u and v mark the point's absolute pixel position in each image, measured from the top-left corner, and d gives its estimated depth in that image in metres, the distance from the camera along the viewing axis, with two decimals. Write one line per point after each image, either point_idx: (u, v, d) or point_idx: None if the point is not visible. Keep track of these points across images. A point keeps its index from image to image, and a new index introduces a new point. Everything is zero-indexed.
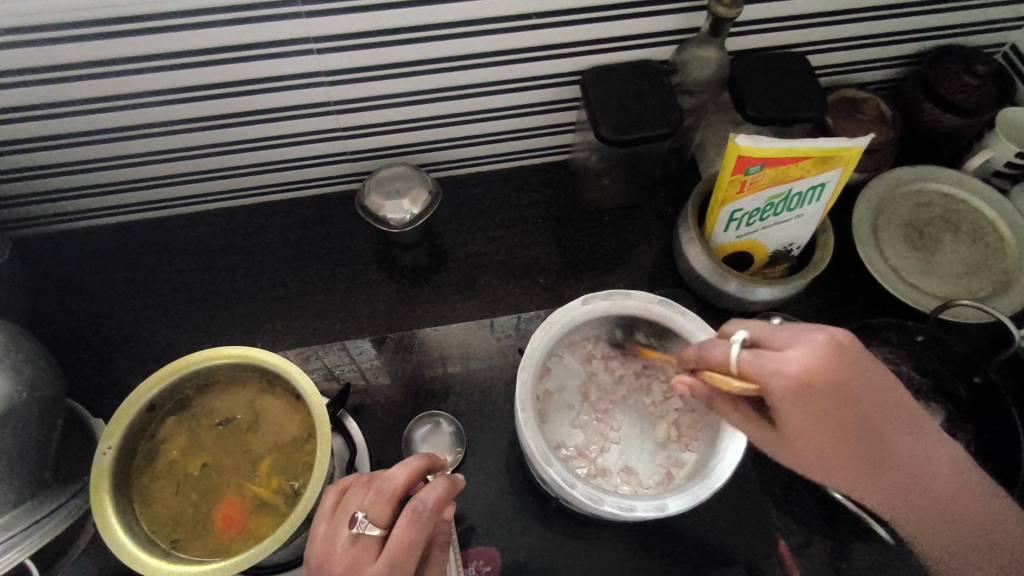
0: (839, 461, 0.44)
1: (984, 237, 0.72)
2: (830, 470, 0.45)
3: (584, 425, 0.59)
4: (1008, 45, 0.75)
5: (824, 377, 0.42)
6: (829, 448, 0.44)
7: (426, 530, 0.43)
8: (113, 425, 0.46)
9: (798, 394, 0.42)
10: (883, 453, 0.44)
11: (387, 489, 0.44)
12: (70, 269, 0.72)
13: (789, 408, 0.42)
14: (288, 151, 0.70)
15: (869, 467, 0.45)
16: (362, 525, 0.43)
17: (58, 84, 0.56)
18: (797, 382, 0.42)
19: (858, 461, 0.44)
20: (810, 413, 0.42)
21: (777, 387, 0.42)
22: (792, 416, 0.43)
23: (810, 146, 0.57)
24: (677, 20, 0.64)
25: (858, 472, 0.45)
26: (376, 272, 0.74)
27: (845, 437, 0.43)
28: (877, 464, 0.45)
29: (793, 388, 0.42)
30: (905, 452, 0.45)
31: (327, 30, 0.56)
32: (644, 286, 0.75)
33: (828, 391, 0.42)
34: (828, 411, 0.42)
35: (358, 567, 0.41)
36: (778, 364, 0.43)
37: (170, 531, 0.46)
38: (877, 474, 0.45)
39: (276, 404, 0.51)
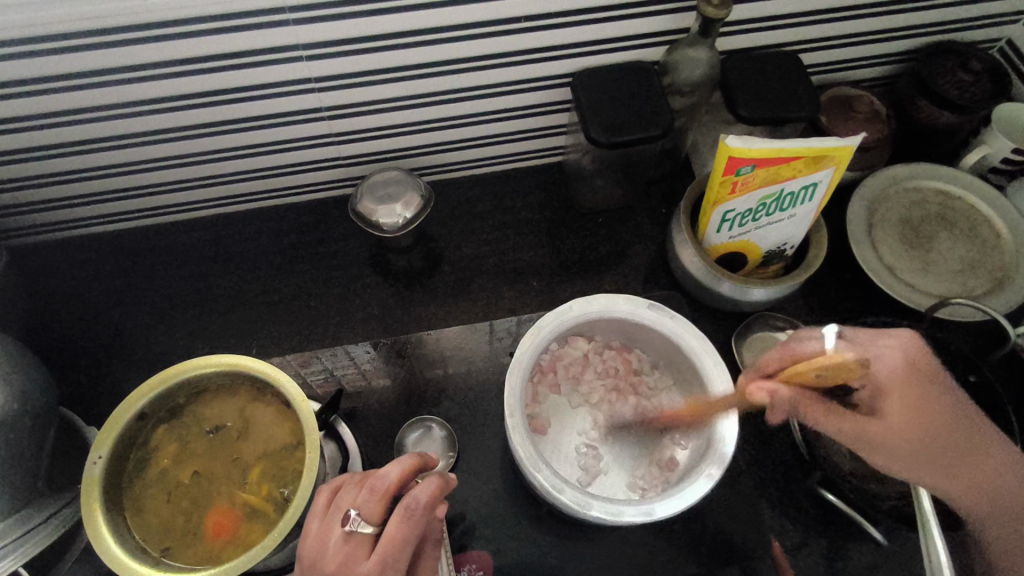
0: (935, 450, 0.50)
1: (980, 234, 0.71)
2: (926, 466, 0.50)
3: (566, 426, 0.60)
4: (1004, 40, 0.75)
5: (916, 373, 0.52)
6: (924, 441, 0.50)
7: (418, 526, 0.43)
8: (103, 435, 0.46)
9: (903, 378, 0.52)
10: (970, 463, 0.50)
11: (381, 487, 0.44)
12: (66, 278, 0.73)
13: (893, 390, 0.52)
14: (281, 157, 0.70)
15: (970, 471, 0.49)
16: (355, 522, 0.43)
17: (49, 95, 0.56)
18: (900, 369, 0.52)
19: (947, 459, 0.50)
20: (904, 401, 0.51)
21: (885, 375, 0.52)
22: (893, 400, 0.52)
23: (801, 145, 0.57)
24: (666, 21, 0.64)
25: (954, 466, 0.49)
26: (370, 276, 0.74)
27: (942, 433, 0.50)
28: (977, 473, 0.49)
29: (899, 374, 0.52)
30: (995, 468, 0.50)
31: (316, 37, 0.56)
32: (638, 287, 0.74)
33: (916, 379, 0.52)
34: (931, 407, 0.51)
35: (352, 563, 0.42)
36: (881, 352, 0.52)
37: (161, 539, 0.47)
38: (981, 482, 0.49)
39: (266, 412, 0.51)
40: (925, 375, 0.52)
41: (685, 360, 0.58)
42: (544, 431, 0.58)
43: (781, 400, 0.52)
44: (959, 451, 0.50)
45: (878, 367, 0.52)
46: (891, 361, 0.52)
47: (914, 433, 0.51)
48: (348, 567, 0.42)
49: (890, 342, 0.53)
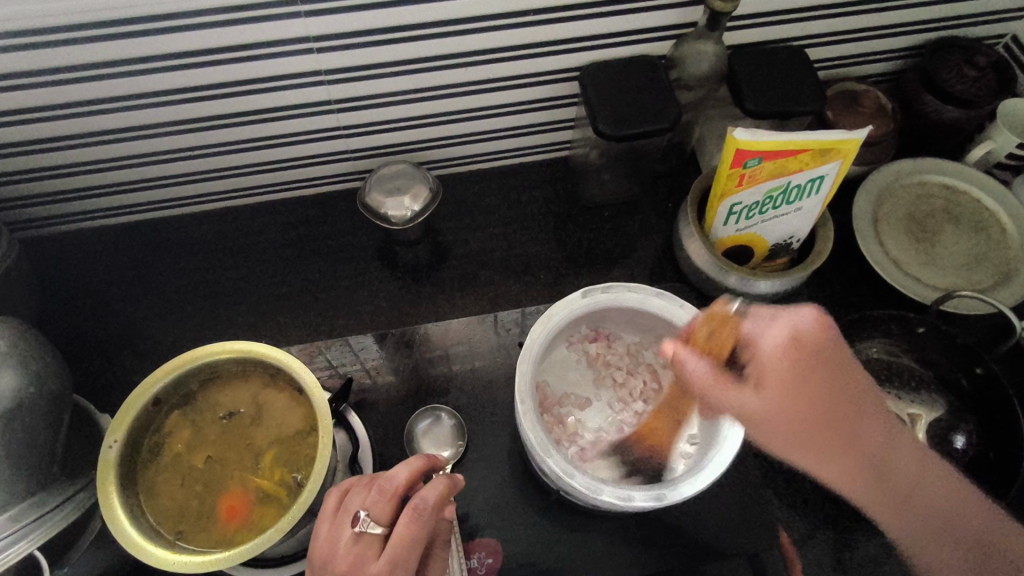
0: (802, 428, 0.50)
1: (985, 228, 0.72)
2: (787, 440, 0.51)
3: (579, 416, 0.59)
4: (1009, 36, 0.75)
5: (821, 345, 0.51)
6: (795, 416, 0.50)
7: (425, 529, 0.44)
8: (119, 419, 0.46)
9: (802, 354, 0.50)
10: (838, 435, 0.51)
11: (388, 489, 0.46)
12: (76, 270, 0.73)
13: (770, 371, 0.51)
14: (291, 150, 0.71)
15: (837, 439, 0.51)
16: (364, 524, 0.44)
17: (64, 86, 0.57)
18: (786, 344, 0.51)
19: (814, 434, 0.51)
20: (785, 378, 0.50)
21: (767, 348, 0.51)
22: (768, 374, 0.51)
23: (808, 139, 0.57)
24: (674, 15, 0.64)
25: (826, 439, 0.51)
26: (378, 269, 0.75)
27: (831, 412, 0.51)
28: (841, 449, 0.51)
29: (797, 346, 0.50)
30: (866, 434, 0.51)
31: (328, 29, 0.57)
32: (645, 280, 0.75)
33: (823, 356, 0.51)
34: (841, 376, 0.51)
35: (363, 563, 0.43)
36: (795, 319, 0.51)
37: (175, 522, 0.47)
38: (856, 459, 0.51)
39: (278, 398, 0.51)
40: (822, 353, 0.51)
41: None
42: (556, 421, 0.58)
43: (698, 367, 0.52)
44: (849, 430, 0.51)
45: (756, 343, 0.52)
46: (774, 346, 0.51)
47: (785, 406, 0.50)
48: (359, 567, 0.43)
49: (784, 323, 0.51)
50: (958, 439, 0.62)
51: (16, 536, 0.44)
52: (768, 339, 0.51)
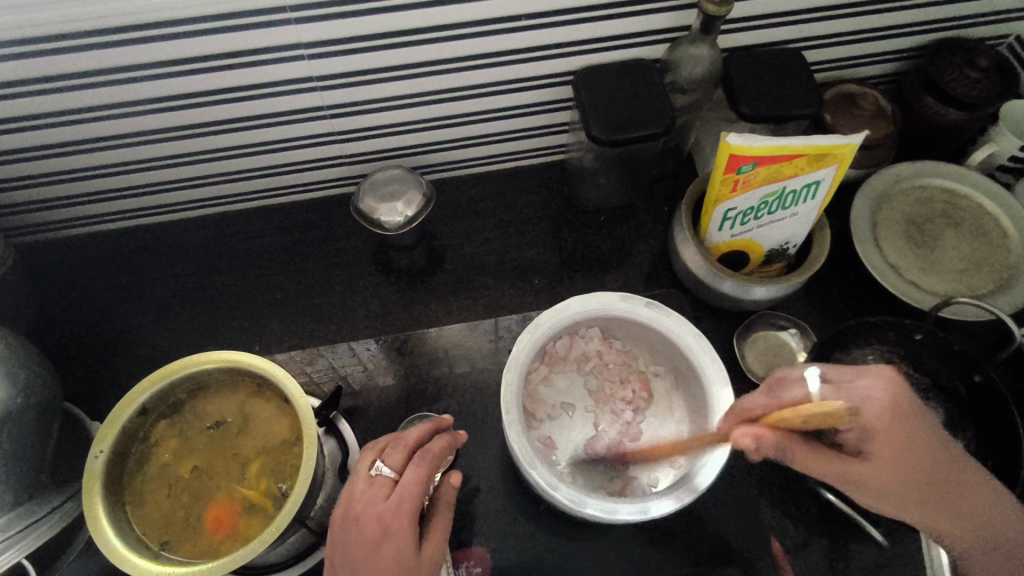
0: (899, 492, 0.47)
1: (986, 233, 0.70)
2: (890, 499, 0.48)
3: (560, 387, 0.61)
4: (1012, 36, 0.74)
5: (902, 407, 0.46)
6: (913, 483, 0.47)
7: (429, 468, 0.49)
8: (105, 429, 0.47)
9: (886, 421, 0.46)
10: (939, 495, 0.48)
11: (399, 441, 0.51)
12: (72, 275, 0.74)
13: (880, 436, 0.46)
14: (284, 155, 0.71)
15: (924, 493, 0.48)
16: (378, 468, 0.49)
17: (54, 94, 0.57)
18: (883, 409, 0.46)
19: (936, 496, 0.48)
20: (891, 444, 0.46)
21: (869, 412, 0.46)
22: (878, 446, 0.46)
23: (803, 143, 0.56)
24: (668, 19, 0.64)
25: (916, 499, 0.48)
26: (372, 274, 0.74)
27: (919, 472, 0.47)
28: (949, 505, 0.48)
29: (885, 416, 0.46)
30: (960, 489, 0.49)
31: (317, 36, 0.57)
32: (640, 285, 0.74)
33: (903, 418, 0.46)
34: (923, 445, 0.47)
35: (374, 500, 0.47)
36: (864, 392, 0.47)
37: (161, 532, 0.47)
38: (958, 513, 0.49)
39: (265, 408, 0.52)
40: (906, 410, 0.46)
41: (683, 359, 0.58)
42: (540, 382, 0.60)
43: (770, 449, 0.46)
44: (942, 490, 0.48)
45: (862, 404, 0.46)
46: (876, 407, 0.46)
47: (895, 477, 0.47)
48: (371, 503, 0.47)
49: (871, 378, 0.47)
50: (956, 447, 0.60)
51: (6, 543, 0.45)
52: (871, 399, 0.46)
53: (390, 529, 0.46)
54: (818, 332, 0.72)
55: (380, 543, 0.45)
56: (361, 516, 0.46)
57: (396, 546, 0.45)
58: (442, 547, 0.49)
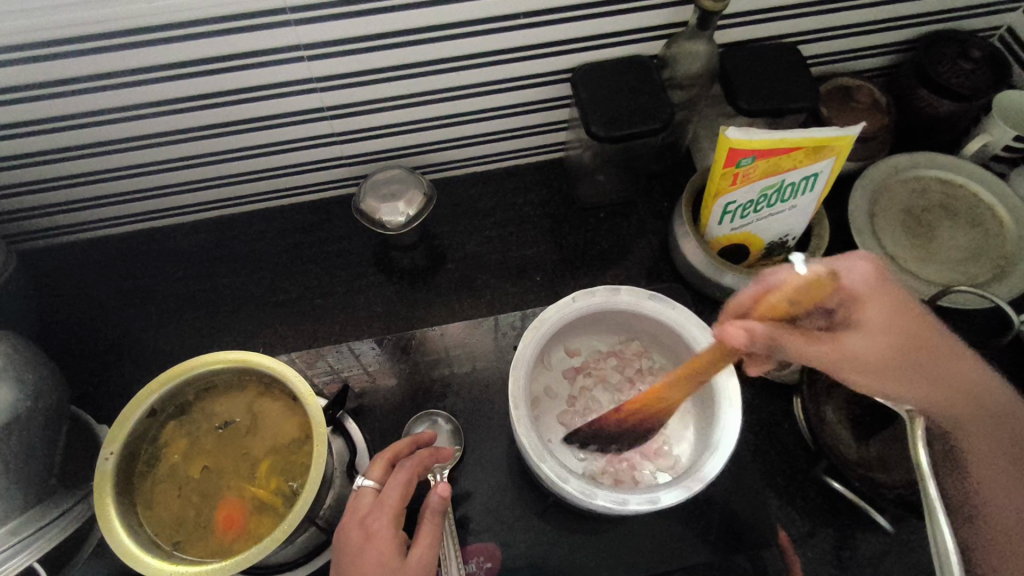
0: (902, 356, 0.44)
1: (982, 222, 0.71)
2: (900, 390, 0.45)
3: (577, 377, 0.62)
4: (1003, 28, 0.75)
5: (882, 286, 0.43)
6: (905, 330, 0.43)
7: (406, 474, 0.51)
8: (115, 431, 0.47)
9: (880, 287, 0.43)
10: (924, 344, 0.44)
11: (381, 454, 0.54)
12: (74, 281, 0.74)
13: (875, 303, 0.43)
14: (285, 157, 0.71)
15: (920, 367, 0.45)
16: (361, 482, 0.52)
17: (56, 99, 0.57)
18: (873, 278, 0.43)
19: (920, 345, 0.44)
20: (891, 316, 0.43)
21: (858, 289, 0.43)
22: (876, 313, 0.43)
23: (801, 136, 0.57)
24: (664, 15, 0.64)
25: (910, 356, 0.44)
26: (374, 274, 0.75)
27: (912, 335, 0.44)
28: (934, 363, 0.45)
29: (873, 284, 0.43)
30: (967, 372, 0.46)
31: (317, 37, 0.57)
32: (641, 280, 0.75)
33: (890, 295, 0.43)
34: (910, 330, 0.44)
35: (357, 511, 0.50)
36: (852, 278, 0.43)
37: (173, 533, 0.48)
38: (949, 379, 0.46)
39: (273, 407, 0.52)
40: (889, 297, 0.43)
41: (685, 348, 0.59)
42: (550, 375, 0.61)
43: (762, 343, 0.42)
44: (908, 333, 0.44)
45: (850, 283, 0.43)
46: (864, 276, 0.43)
47: (887, 338, 0.43)
48: (353, 515, 0.49)
49: (860, 262, 0.44)
50: None
51: (17, 548, 0.45)
52: (856, 274, 0.43)
53: (372, 532, 0.48)
54: None
55: (365, 546, 0.47)
56: (347, 526, 0.49)
57: (377, 548, 0.47)
58: (433, 550, 0.49)
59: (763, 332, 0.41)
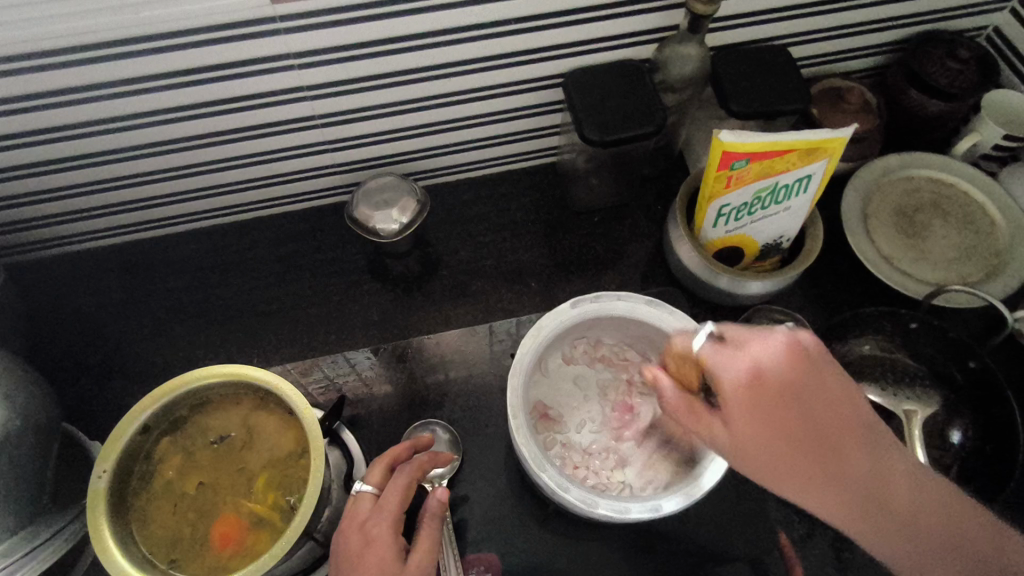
0: (794, 457, 0.46)
1: (974, 221, 0.72)
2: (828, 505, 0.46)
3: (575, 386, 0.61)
4: (991, 28, 0.75)
5: (788, 374, 0.46)
6: (777, 429, 0.46)
7: (406, 479, 0.51)
8: (108, 448, 0.46)
9: (789, 378, 0.46)
10: (825, 448, 0.46)
11: (380, 458, 0.53)
12: (62, 294, 0.72)
13: (737, 404, 0.47)
14: (276, 166, 0.70)
15: (824, 476, 0.46)
16: (359, 486, 0.51)
17: (43, 111, 0.57)
18: (748, 375, 0.47)
19: (807, 452, 0.46)
20: (766, 411, 0.46)
21: (728, 392, 0.47)
22: (738, 407, 0.47)
23: (794, 139, 0.57)
24: (655, 19, 0.64)
25: (813, 460, 0.46)
26: (369, 282, 0.74)
27: (803, 439, 0.46)
28: (830, 469, 0.46)
29: (780, 372, 0.46)
30: (863, 473, 0.46)
31: (307, 45, 0.57)
32: (637, 284, 0.75)
33: (772, 390, 0.46)
34: (814, 427, 0.46)
35: (356, 516, 0.49)
36: (726, 368, 0.48)
37: (169, 550, 0.47)
38: (846, 486, 0.46)
39: (269, 420, 0.51)
40: (778, 385, 0.46)
41: None
42: (552, 381, 0.61)
43: (664, 382, 0.51)
44: (809, 433, 0.46)
45: (721, 383, 0.48)
46: (735, 374, 0.47)
47: (757, 433, 0.46)
48: (352, 520, 0.49)
49: (762, 342, 0.48)
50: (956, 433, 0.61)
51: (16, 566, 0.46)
52: (737, 364, 0.48)
53: (372, 537, 0.48)
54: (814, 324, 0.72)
55: (363, 552, 0.47)
56: (345, 531, 0.49)
57: (377, 553, 0.47)
58: (432, 555, 0.48)
59: (648, 376, 0.52)
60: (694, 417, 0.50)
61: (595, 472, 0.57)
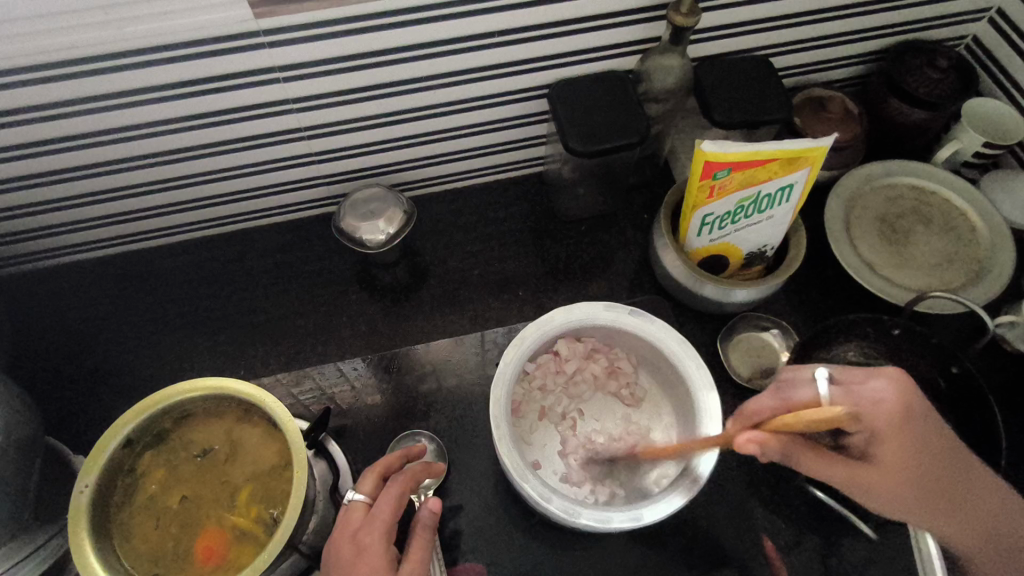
0: (917, 489, 0.47)
1: (956, 227, 0.72)
2: (908, 504, 0.48)
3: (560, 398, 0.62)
4: (970, 37, 0.76)
5: (912, 410, 0.47)
6: (919, 469, 0.47)
7: (399, 488, 0.51)
8: (89, 464, 0.46)
9: (900, 425, 0.46)
10: (941, 485, 0.48)
11: (373, 468, 0.53)
12: (49, 306, 0.72)
13: (892, 433, 0.46)
14: (263, 177, 0.70)
15: (941, 505, 0.48)
16: (351, 496, 0.51)
17: (28, 125, 0.57)
18: (892, 407, 0.46)
19: (934, 495, 0.47)
20: (902, 445, 0.47)
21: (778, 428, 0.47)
22: (886, 448, 0.47)
23: (774, 149, 0.58)
24: (637, 31, 0.65)
25: (929, 500, 0.48)
26: (356, 292, 0.74)
27: (927, 473, 0.47)
28: (950, 497, 0.48)
29: (896, 427, 0.46)
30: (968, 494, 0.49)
31: (291, 59, 0.57)
32: (624, 292, 0.75)
33: (912, 421, 0.46)
34: (926, 474, 0.47)
35: (348, 525, 0.49)
36: (874, 393, 0.47)
37: (151, 565, 0.47)
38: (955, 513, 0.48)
39: (252, 433, 0.51)
40: (914, 421, 0.46)
41: (668, 364, 0.59)
42: (537, 391, 0.61)
43: (773, 451, 0.47)
44: (937, 471, 0.47)
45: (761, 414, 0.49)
46: (885, 407, 0.46)
47: (906, 471, 0.47)
48: (344, 530, 0.49)
49: (883, 381, 0.47)
50: None
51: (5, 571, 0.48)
52: (880, 400, 0.46)
53: (362, 547, 0.47)
54: (799, 330, 0.73)
55: (355, 562, 0.47)
56: (336, 541, 0.49)
57: (367, 563, 0.47)
58: (423, 566, 0.48)
59: (758, 438, 0.46)
60: (797, 458, 0.48)
61: (580, 483, 0.57)
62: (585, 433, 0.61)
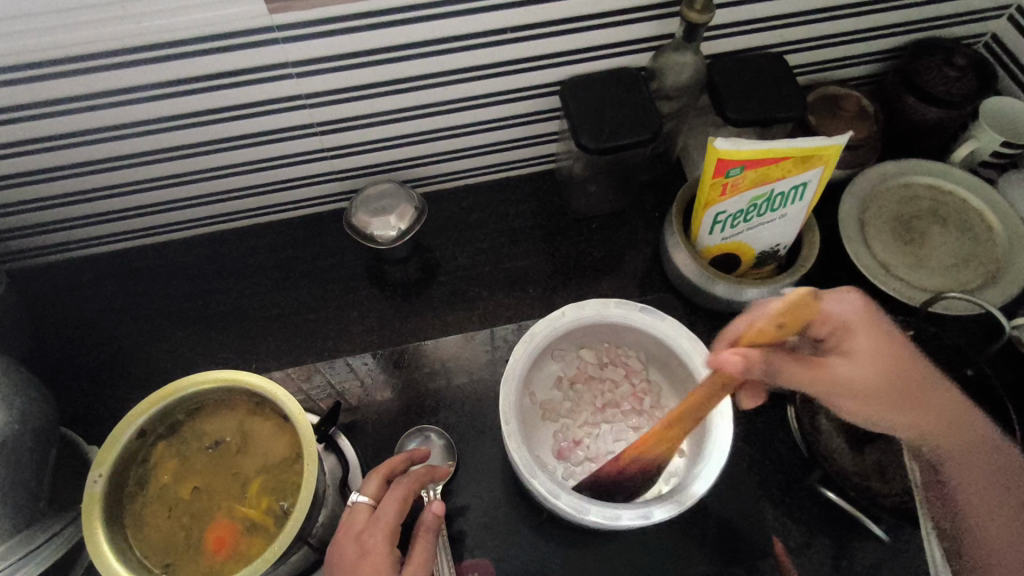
0: (888, 386, 0.52)
1: (972, 228, 0.71)
2: (876, 400, 0.52)
3: (569, 396, 0.62)
4: (989, 35, 0.75)
5: (873, 315, 0.53)
6: (881, 362, 0.52)
7: (401, 491, 0.51)
8: (103, 453, 0.47)
9: (866, 324, 0.52)
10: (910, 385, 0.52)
11: (377, 469, 0.54)
12: (64, 299, 0.73)
13: (860, 332, 0.52)
14: (276, 173, 0.71)
15: (909, 404, 0.52)
16: (355, 498, 0.52)
17: (45, 119, 0.58)
18: (861, 310, 0.53)
19: (904, 396, 0.52)
20: (870, 343, 0.52)
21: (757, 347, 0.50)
22: (857, 343, 0.52)
23: (789, 146, 0.57)
24: (650, 28, 0.65)
25: (895, 395, 0.52)
26: (367, 288, 0.75)
27: (895, 370, 0.52)
28: (919, 398, 0.52)
29: (862, 321, 0.52)
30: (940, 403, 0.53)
31: (304, 55, 0.57)
32: (634, 290, 0.75)
33: (874, 322, 0.53)
34: (888, 363, 0.52)
35: (350, 528, 0.49)
36: (844, 301, 0.52)
37: (163, 554, 0.47)
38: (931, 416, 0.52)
39: (264, 425, 0.52)
40: (875, 322, 0.53)
41: (678, 363, 0.59)
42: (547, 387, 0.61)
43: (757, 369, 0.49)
44: (903, 371, 0.52)
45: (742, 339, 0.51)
46: (852, 309, 0.52)
47: (875, 366, 0.52)
48: (348, 533, 0.49)
49: (850, 292, 0.53)
50: None
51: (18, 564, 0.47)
52: (847, 305, 0.52)
53: (366, 550, 0.48)
54: None
55: (360, 563, 0.47)
56: (340, 542, 0.49)
57: (370, 565, 0.47)
58: (428, 568, 0.48)
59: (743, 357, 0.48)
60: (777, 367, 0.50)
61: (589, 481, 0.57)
62: (593, 432, 0.60)
